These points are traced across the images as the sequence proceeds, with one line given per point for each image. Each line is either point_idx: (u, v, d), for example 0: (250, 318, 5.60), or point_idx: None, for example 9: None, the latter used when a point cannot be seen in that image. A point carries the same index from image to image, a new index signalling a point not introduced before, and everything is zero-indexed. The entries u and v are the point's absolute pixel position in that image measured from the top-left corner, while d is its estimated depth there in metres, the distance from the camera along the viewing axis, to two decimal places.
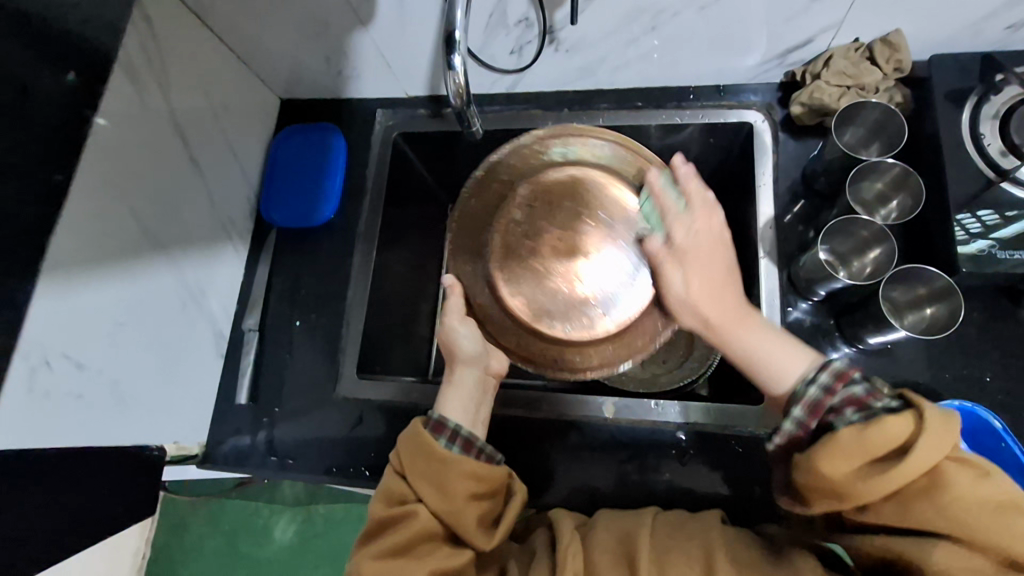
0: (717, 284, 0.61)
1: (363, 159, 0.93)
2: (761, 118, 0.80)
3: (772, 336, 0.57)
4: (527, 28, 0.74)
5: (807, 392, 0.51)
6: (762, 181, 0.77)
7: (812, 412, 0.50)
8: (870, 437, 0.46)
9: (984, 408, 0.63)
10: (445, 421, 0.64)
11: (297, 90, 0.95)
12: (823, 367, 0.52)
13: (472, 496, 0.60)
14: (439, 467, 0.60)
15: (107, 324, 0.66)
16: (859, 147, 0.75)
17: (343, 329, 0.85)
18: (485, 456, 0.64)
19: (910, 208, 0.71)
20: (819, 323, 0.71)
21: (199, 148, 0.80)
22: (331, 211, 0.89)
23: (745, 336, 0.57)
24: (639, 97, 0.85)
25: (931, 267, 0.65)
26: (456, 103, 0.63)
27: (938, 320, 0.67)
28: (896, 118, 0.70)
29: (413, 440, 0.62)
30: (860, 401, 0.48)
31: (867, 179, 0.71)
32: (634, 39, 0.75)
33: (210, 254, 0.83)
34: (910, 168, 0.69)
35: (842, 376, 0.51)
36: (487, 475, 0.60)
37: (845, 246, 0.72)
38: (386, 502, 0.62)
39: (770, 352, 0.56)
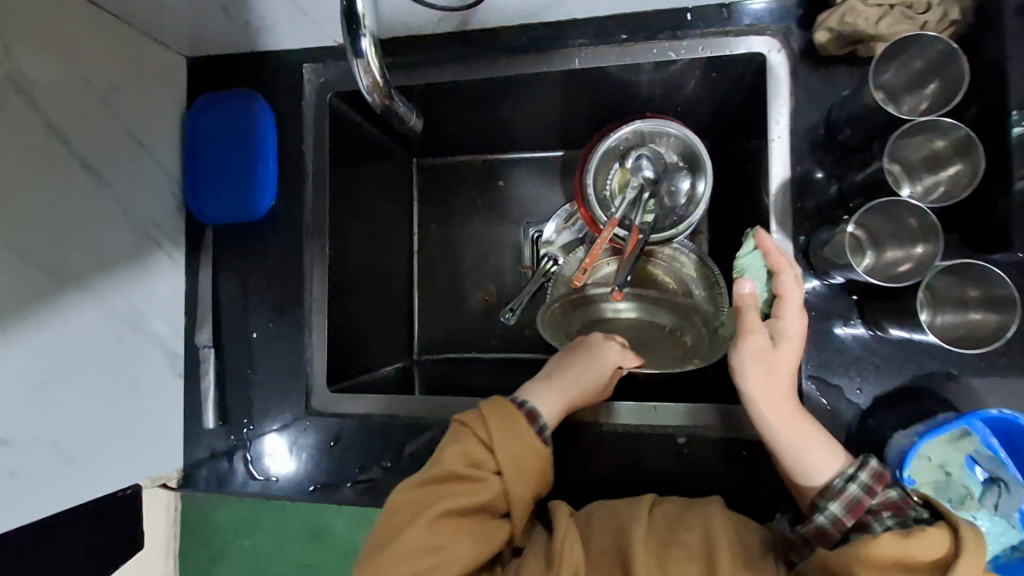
0: (782, 386, 0.60)
1: (299, 132, 0.78)
2: (777, 48, 0.64)
3: (817, 440, 0.58)
4: None
5: (848, 489, 0.55)
6: (777, 135, 0.64)
7: (850, 510, 0.54)
8: (911, 547, 0.46)
9: None
10: (536, 415, 0.64)
11: (204, 48, 0.77)
12: (862, 465, 0.56)
13: (533, 495, 0.62)
14: (521, 449, 0.61)
15: (28, 387, 0.58)
16: (902, 90, 0.59)
17: (307, 336, 0.77)
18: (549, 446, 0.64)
19: (965, 180, 0.56)
20: (837, 305, 0.63)
21: (91, 149, 0.65)
22: (268, 200, 0.77)
23: (799, 439, 0.58)
24: (624, 28, 0.68)
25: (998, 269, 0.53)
26: (375, 97, 0.46)
27: (983, 329, 0.56)
28: (955, 62, 0.53)
29: (510, 416, 0.62)
30: (897, 507, 0.52)
31: (919, 138, 0.57)
32: None
33: (141, 271, 0.72)
34: (977, 140, 0.54)
35: (881, 479, 0.55)
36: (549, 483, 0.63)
37: (879, 225, 0.60)
38: (461, 461, 0.60)
39: (812, 457, 0.57)
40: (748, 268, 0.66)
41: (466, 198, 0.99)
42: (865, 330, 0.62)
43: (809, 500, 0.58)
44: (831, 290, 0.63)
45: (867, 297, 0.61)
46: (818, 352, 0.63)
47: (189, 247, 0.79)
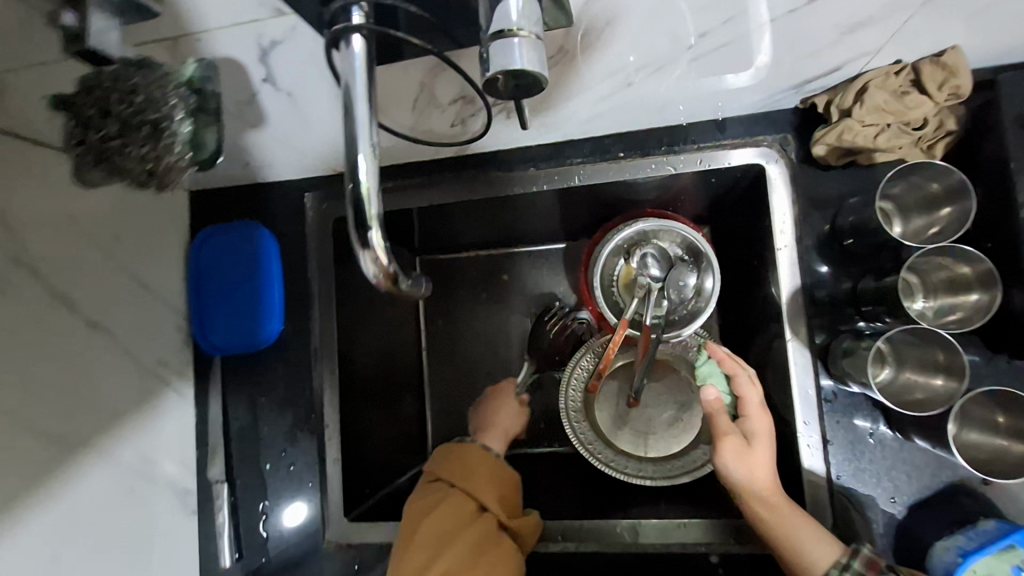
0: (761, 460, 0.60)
1: (301, 256, 0.78)
2: (775, 158, 0.63)
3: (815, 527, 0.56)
4: (467, 104, 0.57)
5: None
6: (783, 243, 0.64)
7: None
8: None
9: None
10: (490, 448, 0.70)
11: (203, 182, 0.78)
12: (854, 554, 0.54)
13: (492, 486, 0.64)
14: (474, 458, 0.66)
15: (42, 562, 0.57)
16: (912, 211, 0.60)
17: (321, 460, 0.75)
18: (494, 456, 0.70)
19: (982, 310, 0.55)
20: (860, 412, 0.61)
21: (95, 307, 0.65)
22: (275, 328, 0.76)
23: (796, 529, 0.55)
24: (620, 146, 0.68)
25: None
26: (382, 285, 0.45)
27: (1009, 459, 0.54)
28: (970, 196, 0.53)
29: (456, 449, 0.68)
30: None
31: (939, 258, 0.56)
32: (610, 94, 0.57)
33: (148, 414, 0.71)
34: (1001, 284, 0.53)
35: (874, 567, 0.53)
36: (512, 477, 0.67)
37: (903, 343, 0.58)
38: (417, 499, 0.63)
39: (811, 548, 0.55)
40: (708, 375, 0.70)
41: (470, 292, 0.98)
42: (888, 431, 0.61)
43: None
44: (852, 397, 0.62)
45: (896, 408, 0.59)
46: (851, 461, 0.61)
47: (197, 379, 0.78)
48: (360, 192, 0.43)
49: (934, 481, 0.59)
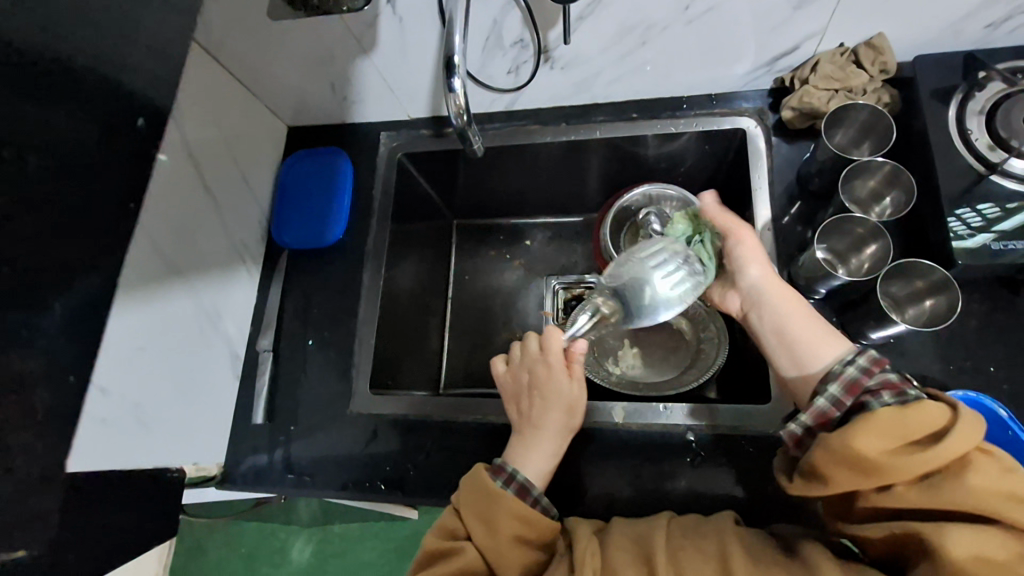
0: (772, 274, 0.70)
1: (368, 181, 0.96)
2: (754, 124, 0.82)
3: (826, 330, 0.65)
4: (522, 49, 0.77)
5: (847, 372, 0.57)
6: (758, 185, 0.79)
7: (849, 390, 0.56)
8: (907, 418, 0.49)
9: (989, 397, 0.62)
10: (529, 487, 0.65)
11: (303, 118, 0.99)
12: (861, 354, 0.58)
13: (516, 539, 0.61)
14: (502, 513, 0.62)
15: (130, 349, 0.67)
16: (851, 148, 0.76)
17: (355, 346, 0.87)
18: (541, 507, 0.64)
19: (904, 203, 0.70)
20: (822, 320, 0.73)
21: (212, 177, 0.82)
22: (339, 232, 0.92)
23: (803, 318, 0.66)
24: (634, 109, 0.89)
25: (926, 260, 0.65)
26: (456, 122, 0.66)
27: (938, 312, 0.67)
28: (885, 121, 0.71)
29: (489, 496, 0.63)
30: (895, 386, 0.53)
31: (860, 179, 0.72)
32: (628, 53, 0.78)
33: (224, 278, 0.85)
34: (901, 169, 0.69)
35: (877, 364, 0.56)
36: (551, 526, 0.62)
37: (841, 245, 0.73)
38: (440, 536, 0.64)
39: (821, 336, 0.64)
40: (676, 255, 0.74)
41: (496, 252, 1.10)
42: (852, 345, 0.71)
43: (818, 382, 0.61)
44: (816, 308, 0.73)
45: (846, 310, 0.70)
46: None
47: (264, 268, 0.93)
48: (453, 59, 0.59)
49: None
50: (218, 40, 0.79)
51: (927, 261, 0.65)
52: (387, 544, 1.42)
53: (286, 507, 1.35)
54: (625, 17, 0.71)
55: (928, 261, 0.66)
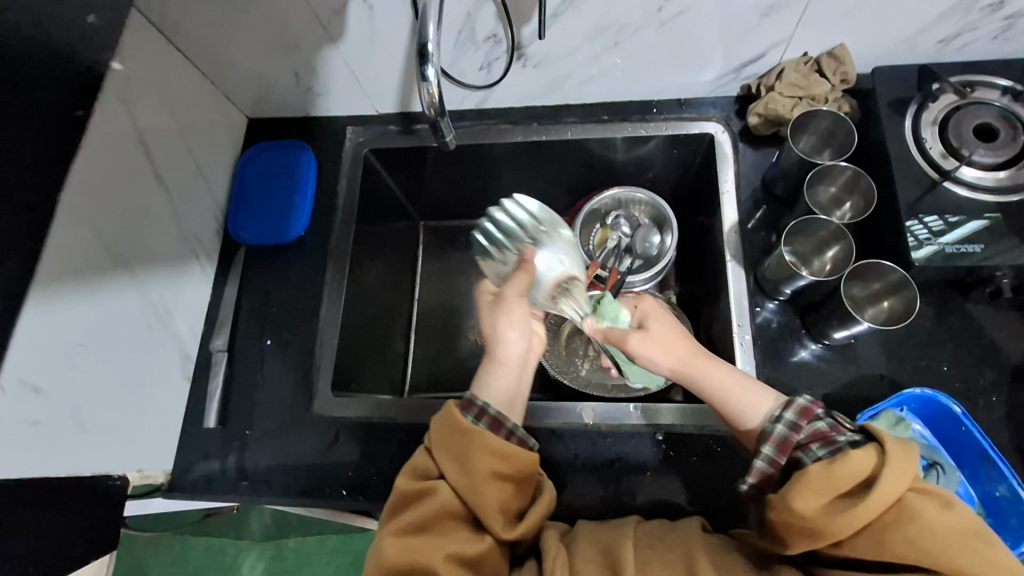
0: (670, 342, 0.64)
1: (331, 176, 0.92)
2: (720, 129, 0.84)
3: (751, 387, 0.62)
4: (495, 45, 0.77)
5: (776, 430, 0.57)
6: (726, 188, 0.81)
7: (781, 449, 0.56)
8: (836, 472, 0.50)
9: (945, 394, 0.64)
10: (501, 420, 0.61)
11: (265, 109, 0.95)
12: (788, 406, 0.59)
13: (493, 476, 0.58)
14: (476, 450, 0.58)
15: (69, 346, 0.62)
16: (814, 154, 0.78)
17: (318, 345, 0.83)
18: (518, 438, 0.60)
19: (863, 209, 0.73)
20: (786, 322, 0.74)
21: (164, 165, 0.77)
22: (302, 227, 0.88)
23: (724, 391, 0.62)
24: (605, 111, 0.89)
25: (886, 262, 0.68)
26: (430, 116, 0.64)
27: (896, 312, 0.69)
28: (847, 128, 0.74)
29: (460, 430, 0.59)
30: (824, 436, 0.54)
31: (822, 184, 0.74)
32: (598, 55, 0.78)
33: (176, 273, 0.80)
34: (862, 173, 0.71)
35: (807, 413, 0.57)
36: (528, 459, 0.59)
37: (804, 248, 0.75)
38: (411, 477, 0.61)
39: (750, 400, 0.61)
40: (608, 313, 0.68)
41: (464, 254, 1.08)
42: (816, 345, 0.72)
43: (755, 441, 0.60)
44: (781, 310, 0.75)
45: (808, 312, 0.72)
46: (775, 361, 0.72)
47: (220, 265, 0.89)
48: (426, 48, 0.58)
49: (843, 377, 0.70)
50: (174, 21, 0.75)
51: (886, 262, 0.68)
52: (345, 557, 1.36)
53: (238, 520, 1.27)
54: (599, 17, 0.71)
55: (886, 262, 0.68)
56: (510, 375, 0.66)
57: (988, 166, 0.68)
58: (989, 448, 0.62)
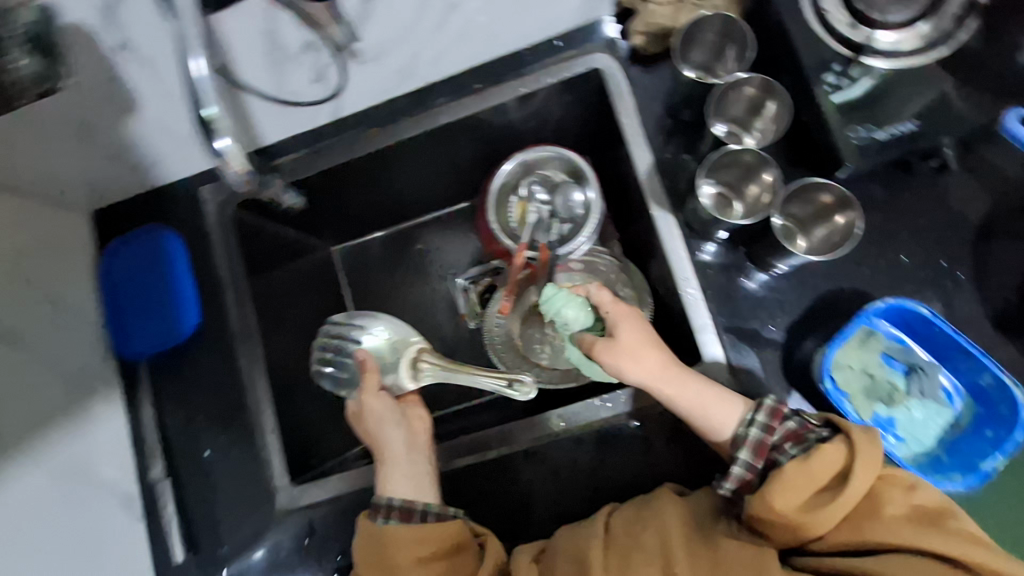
0: (651, 365, 0.60)
1: (206, 249, 0.81)
2: (609, 61, 0.72)
3: (719, 396, 0.59)
4: (317, 52, 0.63)
5: (750, 434, 0.58)
6: (628, 129, 0.71)
7: (758, 453, 0.57)
8: (811, 467, 0.54)
9: (909, 300, 0.59)
10: (411, 508, 0.65)
11: (103, 196, 0.81)
12: (758, 407, 0.59)
13: (419, 562, 0.63)
14: (394, 547, 0.63)
15: None
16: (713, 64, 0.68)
17: (260, 440, 0.76)
18: (435, 515, 0.65)
19: (782, 116, 0.65)
20: (731, 259, 0.67)
21: (10, 314, 0.66)
22: (194, 318, 0.77)
23: (699, 398, 0.59)
24: (474, 80, 0.75)
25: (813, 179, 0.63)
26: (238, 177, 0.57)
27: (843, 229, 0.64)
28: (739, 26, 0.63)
29: (370, 537, 0.64)
30: (796, 435, 0.56)
31: (734, 95, 0.65)
32: (443, 20, 0.66)
33: (77, 421, 0.71)
34: (773, 83, 0.64)
35: (776, 413, 0.59)
36: (444, 532, 0.63)
37: (733, 179, 0.68)
38: None
39: (712, 414, 0.58)
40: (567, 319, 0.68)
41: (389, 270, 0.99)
42: (764, 274, 0.66)
43: (724, 450, 0.60)
44: (724, 247, 0.68)
45: (755, 241, 0.65)
46: (730, 306, 0.66)
47: (126, 386, 0.79)
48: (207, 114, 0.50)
49: (801, 303, 0.65)
50: None
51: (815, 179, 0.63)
52: None
53: None
54: None
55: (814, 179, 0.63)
56: (399, 465, 0.68)
57: (903, 24, 0.58)
58: (966, 343, 0.58)
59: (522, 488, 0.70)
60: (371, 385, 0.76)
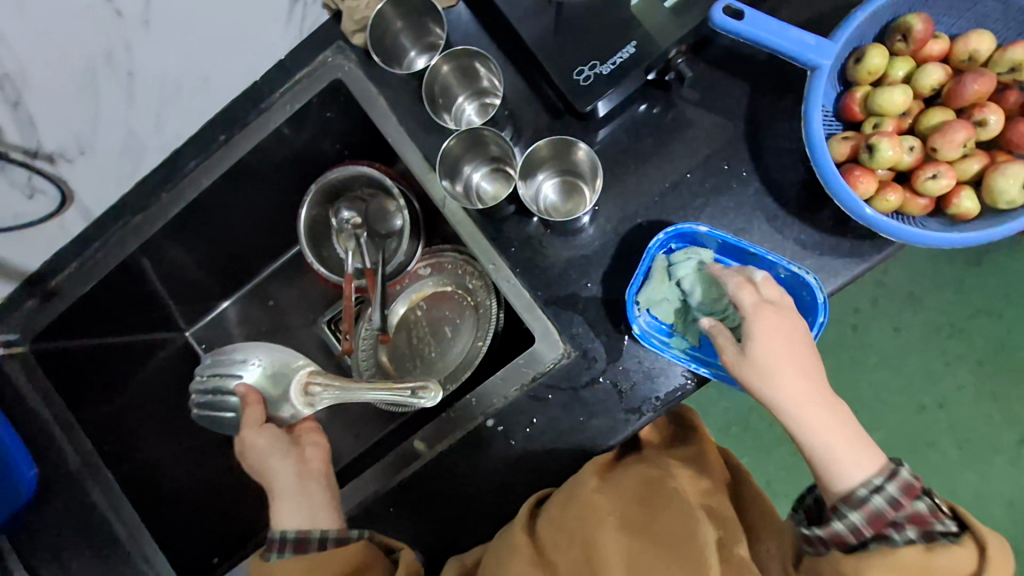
0: (789, 368, 0.52)
1: (19, 392, 0.75)
2: (345, 67, 0.67)
3: (835, 428, 0.51)
4: (5, 170, 0.61)
5: (875, 501, 0.49)
6: (388, 129, 0.67)
7: (871, 521, 0.49)
8: (933, 562, 0.46)
9: (681, 225, 0.60)
10: (304, 538, 0.60)
11: None
12: (890, 475, 0.50)
13: None
14: None
15: None
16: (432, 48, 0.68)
17: (141, 566, 0.72)
18: (334, 541, 0.60)
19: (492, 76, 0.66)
20: (530, 231, 0.65)
21: None
22: (30, 467, 0.72)
23: (829, 439, 0.51)
24: (219, 130, 0.71)
25: (539, 144, 0.64)
26: None
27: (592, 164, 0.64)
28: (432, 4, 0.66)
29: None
30: (923, 523, 0.48)
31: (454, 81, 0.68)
32: (131, 97, 0.63)
33: None
34: (465, 48, 0.65)
35: (910, 488, 0.49)
36: (340, 560, 0.58)
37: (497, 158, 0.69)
38: None
39: (834, 442, 0.51)
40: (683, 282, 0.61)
41: None
42: (565, 237, 0.65)
43: (830, 483, 0.51)
44: (520, 220, 0.66)
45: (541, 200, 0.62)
46: (543, 276, 0.65)
47: None
48: None
49: (608, 251, 0.64)
50: None
51: (540, 143, 0.64)
52: None
53: None
54: (68, 64, 0.57)
55: (542, 143, 0.64)
56: (292, 500, 0.63)
57: None
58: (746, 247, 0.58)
59: (461, 491, 0.65)
60: (255, 417, 0.67)
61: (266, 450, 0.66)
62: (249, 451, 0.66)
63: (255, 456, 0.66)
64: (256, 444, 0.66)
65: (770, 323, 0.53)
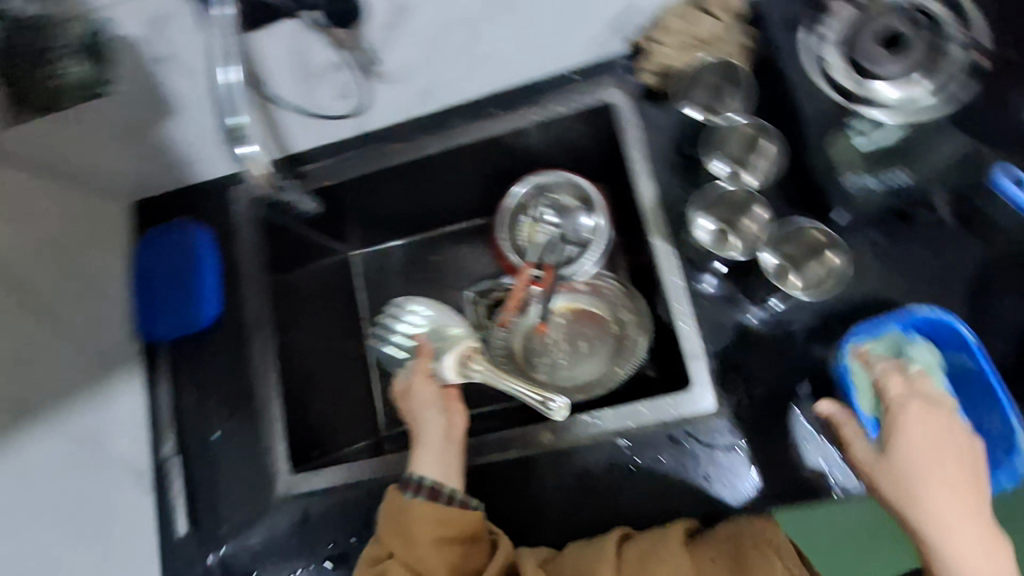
0: (934, 460, 0.56)
1: (231, 243, 0.86)
2: (619, 94, 0.76)
3: (970, 534, 0.53)
4: (347, 68, 0.71)
5: None
6: (632, 158, 0.75)
7: None
8: None
9: (955, 318, 0.63)
10: (439, 489, 0.66)
11: (146, 189, 0.88)
12: None
13: (436, 542, 0.64)
14: (416, 523, 0.64)
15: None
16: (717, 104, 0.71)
17: (263, 429, 0.80)
18: (459, 503, 0.65)
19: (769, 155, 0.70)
20: (726, 291, 0.70)
21: (45, 293, 0.73)
22: (213, 308, 0.83)
23: (954, 540, 0.53)
24: (492, 105, 0.81)
25: (805, 220, 0.68)
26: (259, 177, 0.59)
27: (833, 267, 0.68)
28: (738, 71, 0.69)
29: (397, 510, 0.65)
30: None
31: (727, 137, 0.71)
32: (461, 49, 0.72)
33: (100, 395, 0.77)
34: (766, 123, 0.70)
35: None
36: (468, 522, 0.65)
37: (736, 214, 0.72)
38: (368, 563, 0.65)
39: (959, 544, 0.53)
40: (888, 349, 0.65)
41: None
42: (758, 311, 0.69)
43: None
44: (721, 279, 0.71)
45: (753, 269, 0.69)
46: (724, 335, 0.69)
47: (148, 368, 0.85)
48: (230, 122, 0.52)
49: (794, 338, 0.68)
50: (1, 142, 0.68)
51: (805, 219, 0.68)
52: None
53: None
54: (438, 15, 0.68)
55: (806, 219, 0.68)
56: (429, 449, 0.70)
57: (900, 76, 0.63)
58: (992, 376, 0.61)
59: (533, 500, 0.70)
60: (423, 367, 0.79)
61: (421, 398, 0.77)
62: (407, 393, 0.78)
63: (408, 400, 0.77)
64: (413, 387, 0.78)
65: (926, 422, 0.58)
